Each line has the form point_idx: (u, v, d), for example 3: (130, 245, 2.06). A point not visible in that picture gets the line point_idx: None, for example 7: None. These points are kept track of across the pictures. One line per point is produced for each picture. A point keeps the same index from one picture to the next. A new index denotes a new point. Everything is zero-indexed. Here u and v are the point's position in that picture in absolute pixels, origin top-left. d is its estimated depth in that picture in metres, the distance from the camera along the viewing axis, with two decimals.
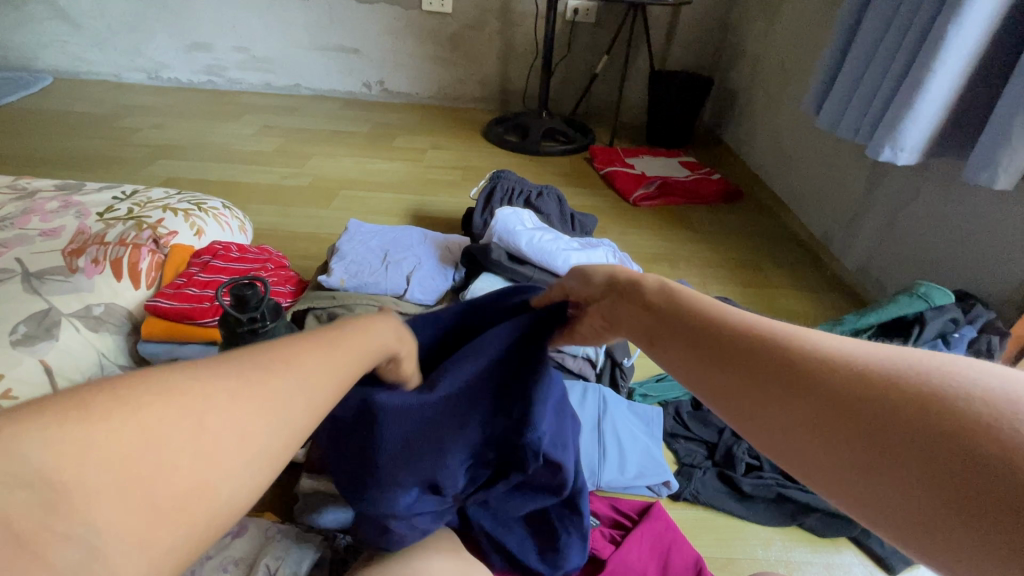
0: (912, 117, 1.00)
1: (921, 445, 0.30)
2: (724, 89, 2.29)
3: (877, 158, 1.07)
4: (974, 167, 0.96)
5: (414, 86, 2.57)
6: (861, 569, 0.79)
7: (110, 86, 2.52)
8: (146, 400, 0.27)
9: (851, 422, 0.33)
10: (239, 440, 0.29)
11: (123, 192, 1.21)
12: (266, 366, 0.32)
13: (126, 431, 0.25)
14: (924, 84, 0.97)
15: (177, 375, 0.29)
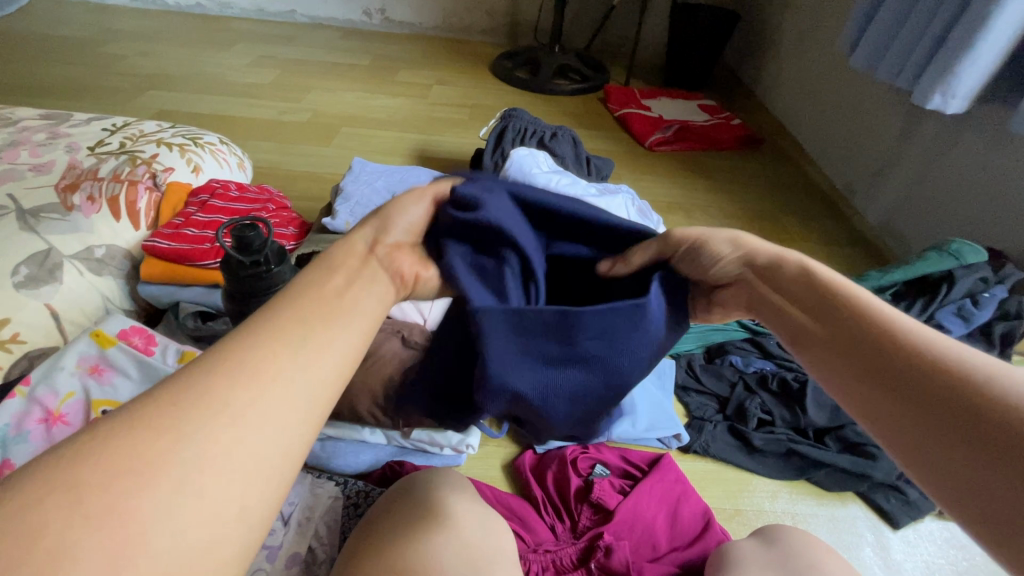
0: (968, 60, 0.91)
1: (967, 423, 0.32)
2: (750, 24, 2.13)
3: (924, 106, 0.99)
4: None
5: (418, 15, 2.40)
6: (865, 522, 0.80)
7: (91, 8, 2.35)
8: (138, 442, 0.27)
9: (920, 397, 0.34)
10: (241, 459, 0.28)
11: (114, 124, 1.14)
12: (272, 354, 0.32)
13: (131, 459, 0.26)
14: (988, 21, 0.88)
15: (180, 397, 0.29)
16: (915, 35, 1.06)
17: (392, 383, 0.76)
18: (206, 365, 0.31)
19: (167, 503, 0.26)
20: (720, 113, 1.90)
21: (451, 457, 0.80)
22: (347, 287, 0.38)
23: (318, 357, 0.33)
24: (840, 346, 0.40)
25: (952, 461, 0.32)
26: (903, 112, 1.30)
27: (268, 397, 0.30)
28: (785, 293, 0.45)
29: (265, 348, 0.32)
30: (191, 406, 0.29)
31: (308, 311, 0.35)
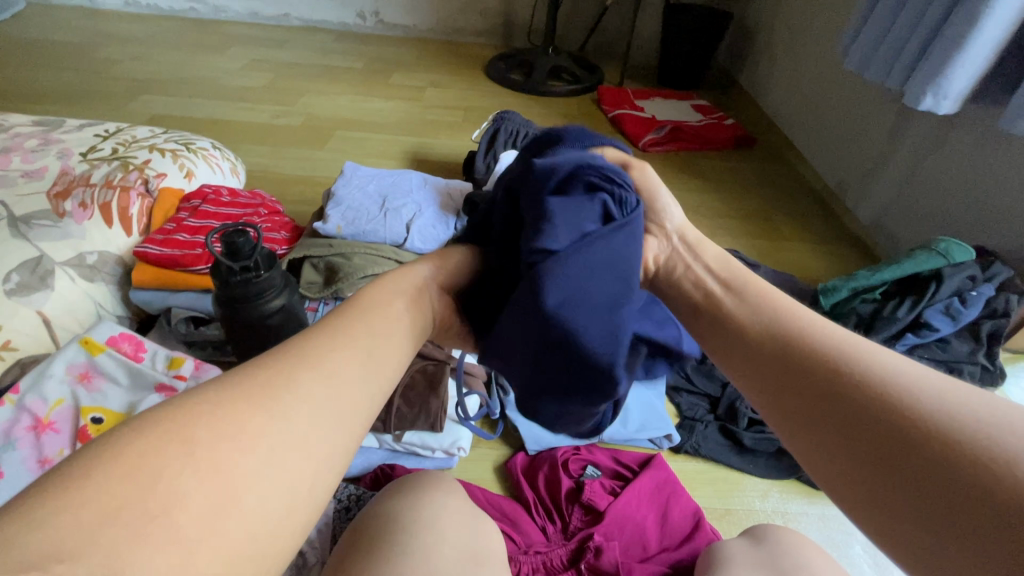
0: (958, 60, 0.92)
1: (901, 454, 0.34)
2: (743, 24, 2.14)
3: (916, 107, 0.99)
4: (1013, 114, 0.89)
5: (412, 18, 2.41)
6: (855, 520, 0.80)
7: (86, 13, 2.35)
8: (217, 428, 0.32)
9: (864, 423, 0.36)
10: (305, 457, 0.34)
11: (106, 129, 1.15)
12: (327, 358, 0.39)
13: (213, 444, 0.31)
14: (977, 21, 0.89)
15: (255, 386, 0.35)
16: (906, 35, 1.07)
17: (386, 386, 0.81)
18: (260, 374, 0.36)
19: (223, 501, 0.30)
20: (713, 113, 1.91)
21: (442, 459, 0.80)
22: (378, 328, 0.45)
23: (349, 389, 0.39)
24: (783, 367, 0.43)
25: (886, 490, 0.34)
26: (894, 112, 1.30)
27: (308, 417, 0.35)
28: (730, 321, 0.49)
29: (322, 356, 0.39)
30: (245, 414, 0.33)
31: (343, 343, 0.41)
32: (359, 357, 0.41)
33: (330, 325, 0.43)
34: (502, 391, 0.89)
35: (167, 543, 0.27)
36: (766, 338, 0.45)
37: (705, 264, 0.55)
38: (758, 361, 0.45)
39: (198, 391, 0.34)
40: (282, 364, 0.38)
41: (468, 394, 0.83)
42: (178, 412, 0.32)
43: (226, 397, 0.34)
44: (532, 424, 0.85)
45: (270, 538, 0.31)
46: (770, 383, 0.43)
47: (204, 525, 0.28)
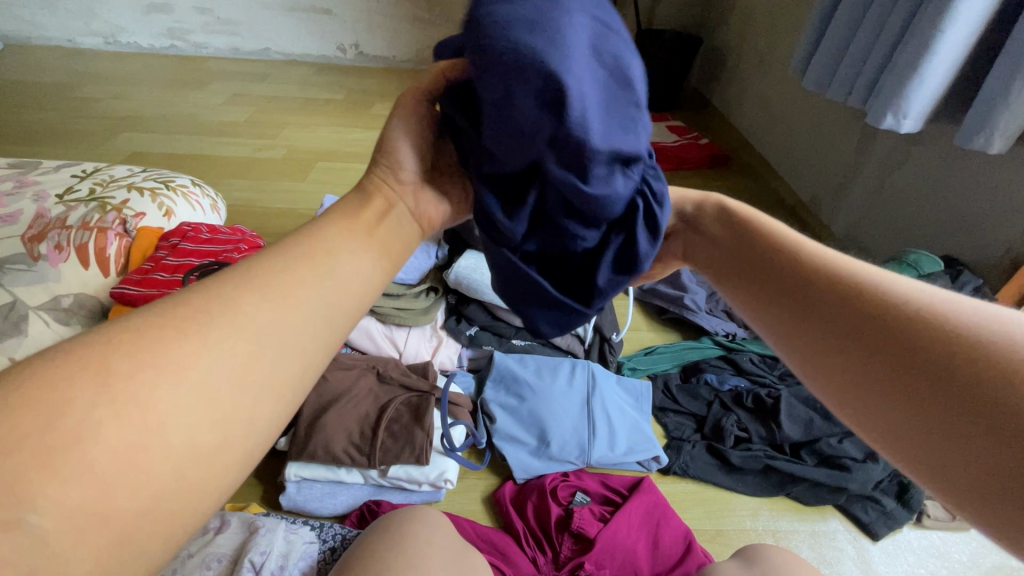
0: (917, 80, 0.95)
1: (946, 387, 0.31)
2: (712, 48, 2.22)
3: (878, 125, 1.02)
4: (970, 131, 0.93)
5: (391, 49, 2.45)
6: (845, 535, 0.80)
7: (65, 52, 2.36)
8: (143, 345, 0.28)
9: (905, 360, 0.33)
10: (237, 399, 0.29)
11: (83, 170, 1.14)
12: (286, 274, 0.33)
13: (142, 369, 0.27)
14: (932, 45, 0.91)
15: (203, 305, 0.30)
16: (860, 56, 1.12)
17: (370, 421, 0.80)
18: (204, 293, 0.31)
19: (145, 433, 0.26)
20: (688, 134, 1.96)
21: (430, 493, 0.79)
22: (347, 249, 0.36)
23: (295, 318, 0.32)
24: (802, 316, 0.39)
25: (923, 426, 0.31)
26: (857, 130, 1.36)
27: (242, 363, 0.29)
28: (746, 274, 0.45)
29: (280, 282, 0.33)
30: (170, 345, 0.28)
31: (294, 266, 0.34)
32: (311, 279, 0.34)
33: (278, 251, 0.35)
34: (488, 420, 0.88)
35: (75, 482, 0.23)
36: (779, 281, 0.42)
37: (717, 223, 0.50)
38: (792, 317, 0.40)
39: (134, 314, 0.30)
40: (210, 287, 0.32)
41: (454, 424, 0.83)
42: (121, 332, 0.28)
43: (156, 322, 0.29)
44: (519, 451, 0.84)
45: (198, 468, 0.27)
46: (796, 337, 0.39)
47: (122, 469, 0.25)
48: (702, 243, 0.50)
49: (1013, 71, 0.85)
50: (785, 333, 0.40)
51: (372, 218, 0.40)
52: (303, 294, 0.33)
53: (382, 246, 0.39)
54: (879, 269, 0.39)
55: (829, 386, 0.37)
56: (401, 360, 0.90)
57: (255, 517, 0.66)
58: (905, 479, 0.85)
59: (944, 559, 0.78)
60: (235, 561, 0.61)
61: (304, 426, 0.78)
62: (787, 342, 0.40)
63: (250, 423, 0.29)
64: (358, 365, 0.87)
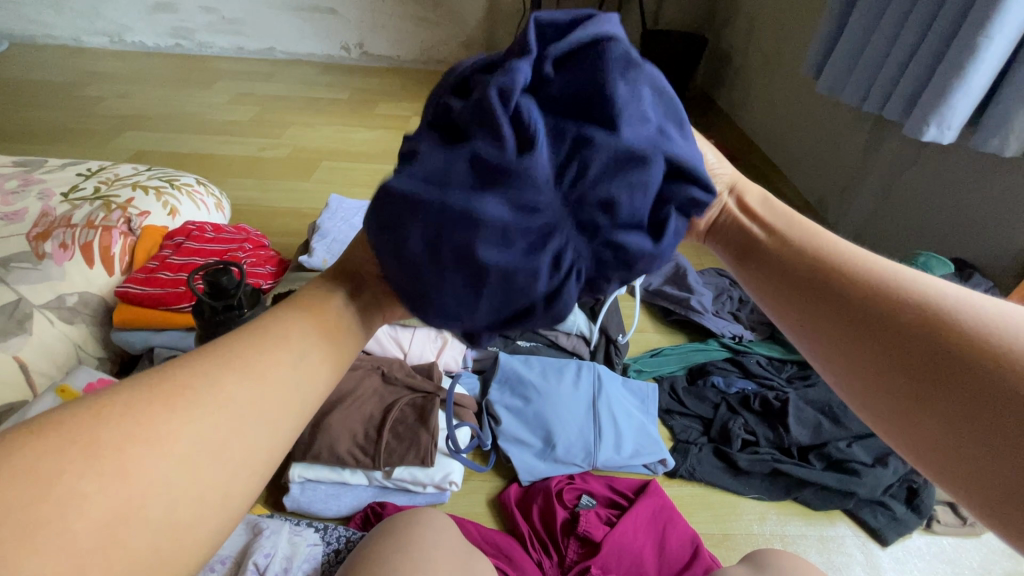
0: (958, 90, 0.90)
1: (1010, 424, 0.29)
2: (718, 48, 2.21)
3: (920, 138, 0.97)
4: (986, 134, 0.92)
5: (396, 49, 2.45)
6: (854, 541, 0.79)
7: (70, 51, 2.36)
8: (130, 417, 0.28)
9: (963, 391, 0.31)
10: (215, 474, 0.30)
11: (88, 169, 1.14)
12: (268, 348, 0.34)
13: (127, 442, 0.27)
14: (977, 51, 0.86)
15: (189, 374, 0.31)
16: (875, 60, 1.10)
17: (375, 422, 0.79)
18: (188, 363, 0.32)
19: (125, 509, 0.26)
20: None
21: (434, 495, 0.78)
22: (330, 319, 0.38)
23: (277, 394, 0.33)
24: (846, 333, 0.36)
25: (981, 463, 0.30)
26: (865, 132, 1.35)
27: (224, 437, 0.30)
28: (781, 273, 0.41)
29: (265, 356, 0.34)
30: (156, 417, 0.29)
31: (279, 338, 0.35)
32: (295, 354, 0.35)
33: (262, 319, 0.36)
34: (493, 422, 0.87)
35: (55, 554, 0.24)
36: (819, 290, 0.38)
37: (747, 203, 0.45)
38: (832, 336, 0.37)
39: (126, 382, 0.31)
40: (199, 358, 0.33)
41: (459, 425, 0.82)
42: (113, 400, 0.29)
43: (146, 392, 0.30)
44: (523, 454, 0.83)
45: (172, 546, 0.27)
46: (837, 354, 0.37)
47: (102, 539, 0.25)
48: (724, 228, 0.46)
49: None
50: (821, 349, 0.38)
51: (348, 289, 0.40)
52: (286, 371, 0.34)
53: (361, 318, 0.40)
54: (931, 278, 0.36)
55: (874, 410, 0.35)
56: (406, 361, 0.90)
57: (259, 519, 0.65)
58: (915, 484, 0.84)
59: (955, 566, 0.77)
60: (239, 563, 0.61)
61: (308, 427, 0.78)
62: (825, 362, 0.38)
63: (225, 497, 0.30)
64: (363, 365, 0.87)
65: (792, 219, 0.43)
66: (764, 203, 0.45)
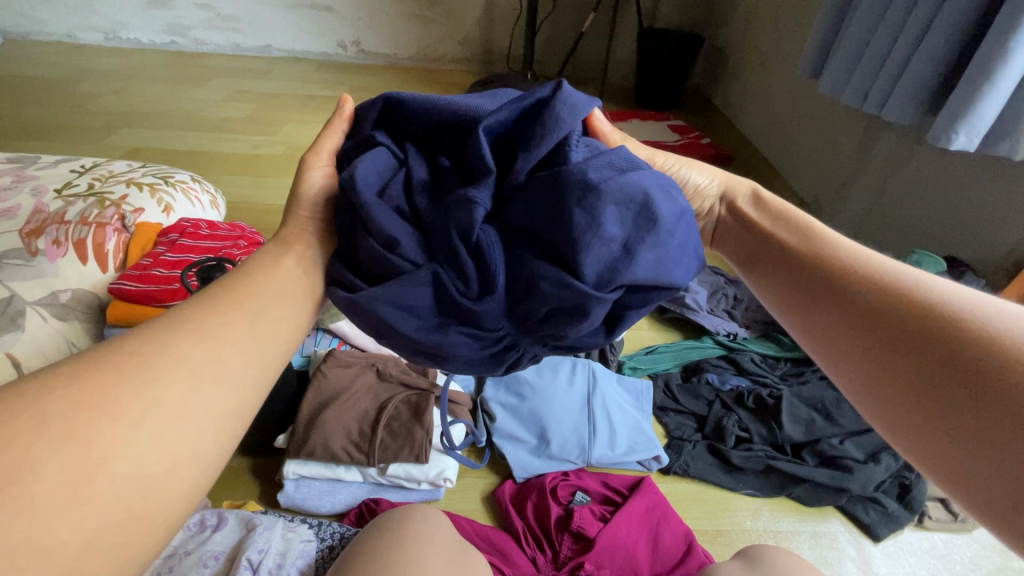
0: (986, 94, 0.86)
1: (948, 377, 0.35)
2: (714, 47, 2.21)
3: (948, 146, 0.92)
4: (997, 138, 0.92)
5: (393, 47, 2.45)
6: (846, 537, 0.80)
7: (65, 48, 2.35)
8: (84, 388, 0.31)
9: (916, 354, 0.37)
10: (181, 430, 0.32)
11: (82, 165, 1.13)
12: (212, 322, 0.37)
13: (84, 409, 0.30)
14: (1006, 53, 0.83)
15: (136, 348, 0.34)
16: (876, 61, 1.10)
17: (369, 419, 0.79)
18: (136, 340, 0.35)
19: (92, 467, 0.28)
20: (690, 133, 1.96)
21: (428, 491, 0.78)
22: (269, 289, 0.42)
23: (227, 358, 0.36)
24: (829, 309, 0.44)
25: (923, 414, 0.36)
26: (860, 132, 1.35)
27: (183, 398, 0.33)
28: (782, 269, 0.50)
29: (212, 325, 0.37)
30: (112, 386, 0.31)
31: (224, 309, 0.39)
32: (245, 318, 0.39)
33: (202, 298, 0.40)
34: (487, 419, 0.88)
35: (20, 513, 0.26)
36: (810, 279, 0.47)
37: (757, 218, 0.54)
38: (817, 313, 0.45)
39: (72, 359, 0.33)
40: (144, 332, 0.36)
41: (453, 423, 0.82)
42: (65, 375, 0.31)
43: (95, 364, 0.32)
44: (519, 450, 0.84)
45: (145, 498, 0.30)
46: (820, 329, 0.44)
47: (73, 498, 0.27)
48: (742, 237, 0.55)
49: None
50: (808, 326, 0.46)
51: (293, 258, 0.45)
52: (240, 331, 0.38)
53: (322, 271, 0.46)
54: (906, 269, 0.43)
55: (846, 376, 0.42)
56: (401, 357, 0.89)
57: (253, 515, 0.65)
58: (907, 480, 0.84)
59: (946, 561, 0.78)
60: (232, 559, 0.61)
61: (303, 424, 0.78)
62: (810, 336, 0.46)
63: (193, 452, 0.32)
64: (358, 362, 0.86)
65: (797, 232, 0.50)
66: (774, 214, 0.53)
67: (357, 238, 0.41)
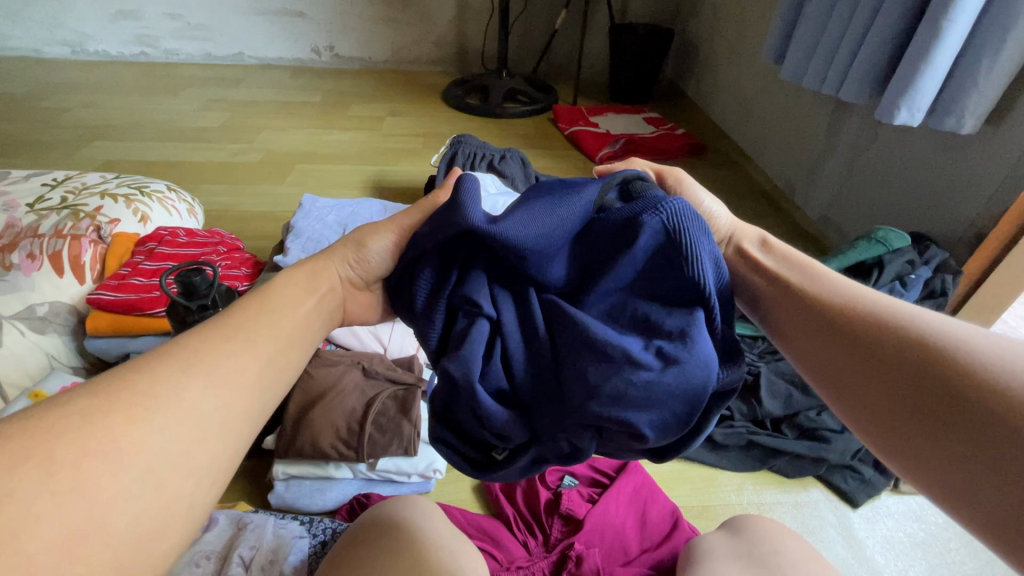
0: (925, 72, 0.91)
1: (956, 414, 0.34)
2: (684, 39, 2.25)
3: (889, 121, 0.98)
4: (944, 115, 0.95)
5: (367, 50, 2.44)
6: (827, 504, 0.83)
7: (31, 63, 2.31)
8: (84, 433, 0.30)
9: (920, 391, 0.36)
10: (179, 483, 0.32)
11: (54, 178, 1.12)
12: (228, 365, 0.38)
13: (84, 458, 0.29)
14: (939, 32, 0.88)
15: (143, 383, 0.33)
16: (832, 45, 1.14)
17: (357, 416, 0.79)
18: (145, 376, 0.34)
19: (85, 523, 0.28)
20: (664, 125, 1.99)
21: (419, 484, 0.80)
22: (281, 331, 0.43)
23: (235, 405, 0.37)
24: (826, 342, 0.43)
25: (937, 453, 0.35)
26: (827, 117, 1.39)
27: (187, 446, 0.33)
28: (779, 301, 0.49)
29: (231, 367, 0.38)
30: (115, 430, 0.31)
31: (240, 351, 0.39)
32: (258, 360, 0.40)
33: (218, 330, 0.40)
34: None
35: (17, 570, 0.25)
36: (806, 312, 0.46)
37: (753, 252, 0.54)
38: (815, 346, 0.44)
39: (71, 391, 0.32)
40: (152, 366, 0.35)
41: None
42: (70, 408, 0.31)
43: (100, 403, 0.31)
44: None
45: (138, 556, 0.29)
46: (819, 364, 0.44)
47: (77, 550, 0.27)
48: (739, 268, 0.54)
49: (983, 53, 0.88)
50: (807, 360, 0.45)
51: (313, 297, 0.48)
52: (254, 375, 0.39)
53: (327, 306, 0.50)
54: (902, 300, 0.42)
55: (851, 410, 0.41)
56: (386, 354, 0.90)
57: (244, 514, 0.65)
58: None
59: (922, 522, 0.81)
60: (223, 558, 0.61)
61: (290, 424, 0.78)
62: (810, 369, 0.45)
63: (188, 505, 0.32)
64: (343, 361, 0.86)
65: (793, 264, 0.50)
66: (768, 249, 0.53)
67: (465, 411, 0.46)
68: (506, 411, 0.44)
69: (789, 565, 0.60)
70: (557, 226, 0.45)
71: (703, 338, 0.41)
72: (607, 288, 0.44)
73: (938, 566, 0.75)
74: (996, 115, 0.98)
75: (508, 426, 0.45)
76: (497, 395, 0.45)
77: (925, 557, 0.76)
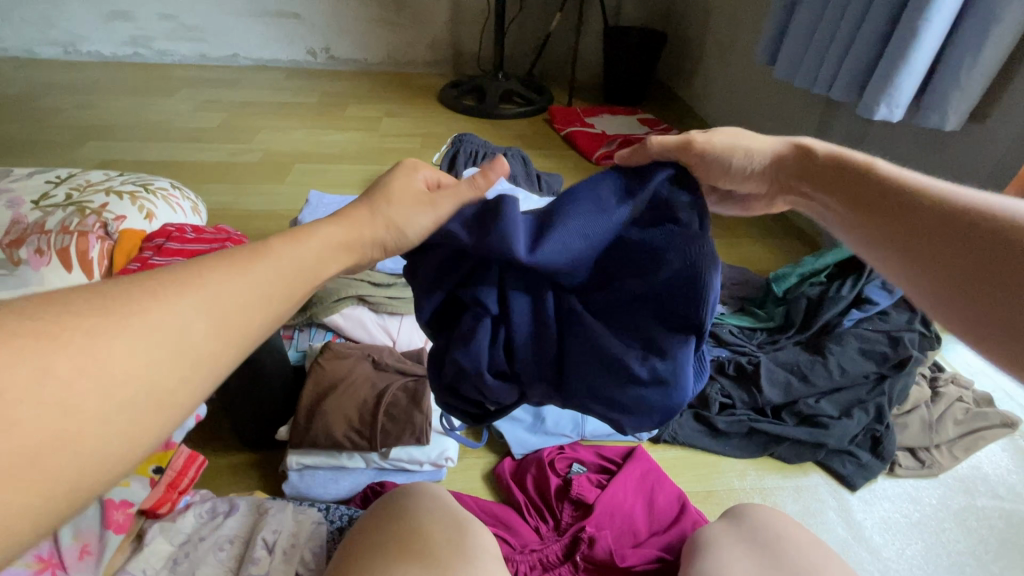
0: (904, 71, 0.96)
1: None
2: (677, 43, 2.30)
3: (870, 117, 1.02)
4: (928, 112, 0.99)
5: (362, 52, 2.46)
6: (827, 489, 0.85)
7: (22, 63, 2.29)
8: (68, 333, 0.28)
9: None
10: (154, 400, 0.30)
11: (57, 176, 1.12)
12: (231, 288, 0.35)
13: (64, 358, 0.27)
14: (917, 32, 0.92)
15: (142, 293, 0.31)
16: (823, 45, 1.18)
17: (369, 406, 0.81)
18: (144, 284, 0.32)
19: (52, 429, 0.26)
20: (658, 126, 2.03)
21: (431, 472, 0.81)
22: (295, 258, 0.40)
23: (228, 331, 0.34)
24: (931, 253, 0.45)
25: None
26: (818, 117, 1.43)
27: (168, 364, 0.31)
28: (874, 213, 0.49)
29: (232, 291, 0.35)
30: (101, 336, 0.29)
31: (248, 274, 0.36)
32: (262, 289, 0.37)
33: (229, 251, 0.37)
34: None
35: None
36: (908, 224, 0.47)
37: (834, 171, 0.53)
38: (919, 258, 0.46)
39: (69, 291, 0.30)
40: (137, 280, 0.32)
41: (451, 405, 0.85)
42: (46, 301, 0.29)
43: (76, 299, 0.30)
44: (516, 429, 0.87)
45: (100, 470, 0.28)
46: (923, 273, 0.45)
47: (30, 457, 0.25)
48: (822, 184, 0.54)
49: (966, 52, 0.92)
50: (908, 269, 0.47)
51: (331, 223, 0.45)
52: (244, 304, 0.35)
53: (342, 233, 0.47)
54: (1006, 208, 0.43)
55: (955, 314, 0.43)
56: (395, 347, 0.91)
57: (263, 500, 0.67)
58: (878, 432, 0.89)
59: (917, 504, 0.84)
60: (246, 541, 0.62)
61: (303, 415, 0.79)
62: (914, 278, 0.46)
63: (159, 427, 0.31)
64: (354, 353, 0.87)
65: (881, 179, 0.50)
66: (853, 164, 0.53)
67: (459, 377, 0.50)
68: (504, 387, 0.50)
69: (793, 549, 0.62)
70: (586, 248, 0.48)
71: (689, 363, 0.48)
72: (623, 299, 0.49)
73: (934, 545, 0.78)
74: (979, 112, 1.02)
75: (499, 397, 0.50)
76: (497, 374, 0.49)
77: (921, 536, 0.79)
